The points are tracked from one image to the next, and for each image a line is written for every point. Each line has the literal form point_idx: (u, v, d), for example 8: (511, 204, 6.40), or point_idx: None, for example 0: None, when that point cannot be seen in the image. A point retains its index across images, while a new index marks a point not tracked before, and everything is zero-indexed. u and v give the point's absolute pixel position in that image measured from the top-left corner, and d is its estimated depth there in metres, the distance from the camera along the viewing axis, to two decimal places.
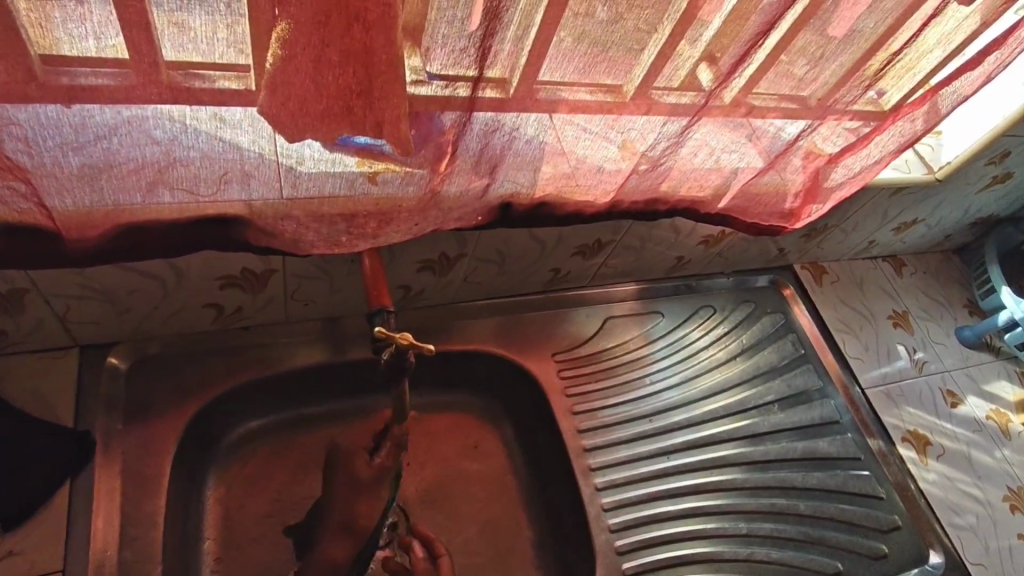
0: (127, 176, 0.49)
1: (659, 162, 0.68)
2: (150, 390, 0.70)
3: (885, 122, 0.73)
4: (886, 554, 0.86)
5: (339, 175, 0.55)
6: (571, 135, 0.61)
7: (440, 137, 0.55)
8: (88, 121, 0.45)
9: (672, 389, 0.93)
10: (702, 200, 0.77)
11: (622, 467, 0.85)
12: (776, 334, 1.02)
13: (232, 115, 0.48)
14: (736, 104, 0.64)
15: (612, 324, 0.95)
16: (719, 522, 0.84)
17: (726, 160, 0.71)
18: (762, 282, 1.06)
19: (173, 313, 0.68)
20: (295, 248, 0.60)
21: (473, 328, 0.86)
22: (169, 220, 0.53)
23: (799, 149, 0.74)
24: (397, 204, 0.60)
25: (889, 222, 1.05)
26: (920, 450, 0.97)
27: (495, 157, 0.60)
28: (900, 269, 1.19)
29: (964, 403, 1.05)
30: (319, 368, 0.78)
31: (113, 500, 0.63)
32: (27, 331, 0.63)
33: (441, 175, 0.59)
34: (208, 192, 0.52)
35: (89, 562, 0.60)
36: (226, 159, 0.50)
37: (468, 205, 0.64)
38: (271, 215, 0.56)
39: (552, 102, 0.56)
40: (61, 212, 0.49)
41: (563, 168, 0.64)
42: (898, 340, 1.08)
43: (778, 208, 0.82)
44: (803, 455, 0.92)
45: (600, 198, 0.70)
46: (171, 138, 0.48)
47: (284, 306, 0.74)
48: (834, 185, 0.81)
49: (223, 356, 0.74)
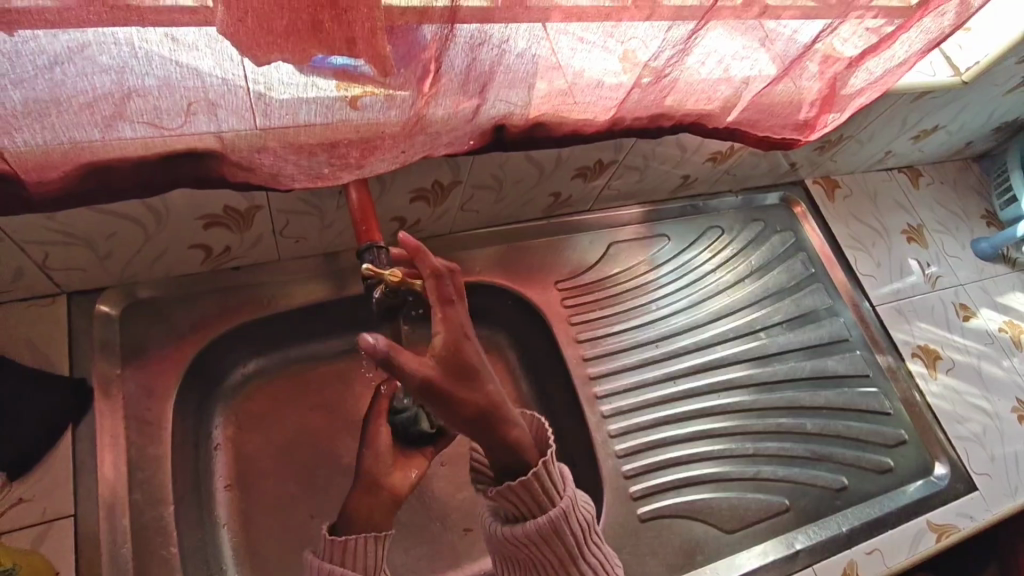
0: (80, 111, 0.44)
1: (663, 74, 0.63)
2: (144, 335, 0.68)
3: (911, 18, 0.66)
4: (892, 468, 0.87)
5: (314, 101, 0.51)
6: (565, 45, 0.55)
7: (423, 53, 0.50)
8: (25, 49, 0.40)
9: (678, 313, 0.91)
10: (710, 114, 0.72)
11: (628, 394, 0.84)
12: (785, 253, 0.99)
13: (185, 36, 0.43)
14: (748, 4, 0.58)
15: (617, 249, 0.92)
16: (726, 444, 0.84)
17: (737, 68, 0.66)
18: (771, 199, 1.02)
19: (158, 257, 0.65)
20: (275, 182, 0.57)
21: (470, 259, 0.83)
22: (135, 157, 0.49)
23: (816, 54, 0.68)
24: (379, 132, 0.55)
25: (908, 131, 1.00)
26: (930, 365, 0.96)
27: (484, 74, 0.55)
28: (916, 180, 1.14)
29: (977, 316, 1.03)
30: (316, 304, 0.77)
31: (118, 445, 0.62)
32: (7, 281, 0.60)
33: (426, 97, 0.54)
34: (172, 124, 0.48)
35: (101, 504, 0.60)
36: (186, 86, 0.46)
37: (458, 129, 0.60)
38: (245, 147, 0.52)
39: (544, 9, 0.50)
40: (14, 154, 0.45)
41: (558, 84, 0.59)
42: (911, 254, 1.05)
43: (791, 119, 0.77)
44: (811, 375, 0.92)
45: (600, 116, 0.65)
46: (120, 66, 0.43)
47: (273, 245, 0.71)
48: (852, 92, 0.75)
49: (216, 298, 0.72)
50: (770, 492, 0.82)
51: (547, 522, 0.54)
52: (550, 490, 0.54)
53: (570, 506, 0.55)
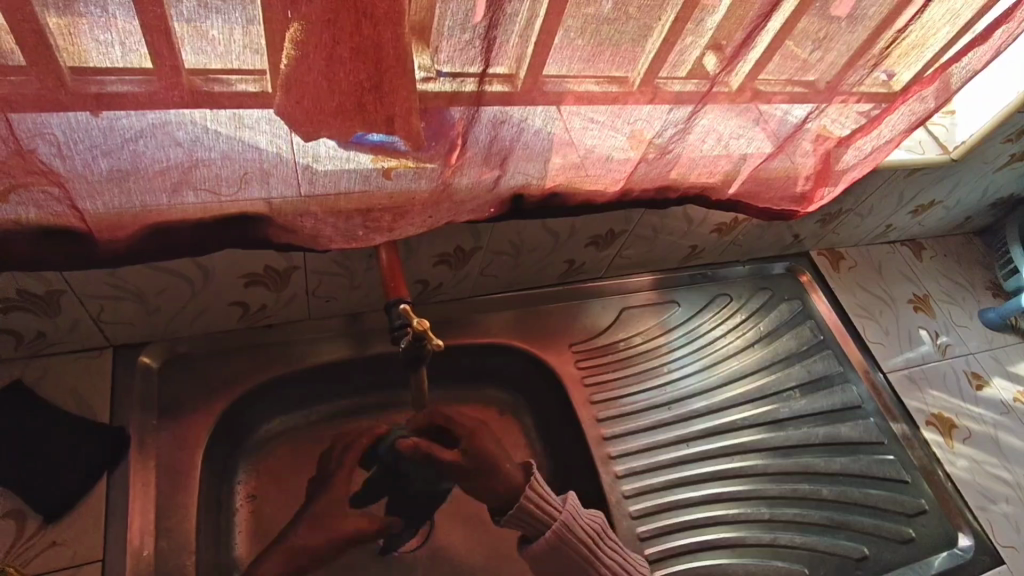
0: (153, 178, 0.51)
1: (667, 150, 0.69)
2: (180, 388, 0.72)
3: (895, 102, 0.73)
4: (914, 538, 0.85)
5: (353, 171, 0.57)
6: (578, 125, 0.62)
7: (451, 131, 0.56)
8: (116, 125, 0.47)
9: (690, 376, 0.93)
10: (713, 187, 0.78)
11: (642, 455, 0.86)
12: (794, 320, 1.02)
13: (250, 116, 0.50)
14: (742, 90, 0.65)
15: (629, 314, 0.95)
16: (742, 509, 0.84)
17: (735, 145, 0.72)
18: (778, 269, 1.06)
19: (200, 312, 0.71)
20: (314, 243, 0.63)
21: (487, 321, 0.87)
22: (194, 219, 0.56)
23: (809, 133, 0.74)
24: (410, 198, 0.62)
25: (906, 205, 1.05)
26: (945, 433, 0.96)
27: (504, 148, 0.61)
28: (920, 253, 1.18)
29: (990, 385, 1.03)
30: (341, 363, 0.80)
31: (148, 493, 0.65)
32: (63, 331, 0.66)
33: (451, 168, 0.60)
34: (229, 191, 0.55)
35: (128, 550, 0.62)
36: (246, 158, 0.52)
37: (479, 197, 0.66)
38: (290, 212, 0.59)
39: (559, 93, 0.57)
40: (93, 214, 0.52)
41: (572, 159, 0.66)
42: (920, 324, 1.07)
43: (789, 192, 0.83)
44: (826, 441, 0.92)
45: (610, 187, 0.71)
46: (193, 140, 0.50)
47: (305, 304, 0.77)
48: (845, 167, 0.81)
49: (249, 355, 0.76)
50: (787, 560, 0.81)
51: (552, 533, 0.59)
52: (547, 505, 0.60)
53: (570, 516, 0.61)
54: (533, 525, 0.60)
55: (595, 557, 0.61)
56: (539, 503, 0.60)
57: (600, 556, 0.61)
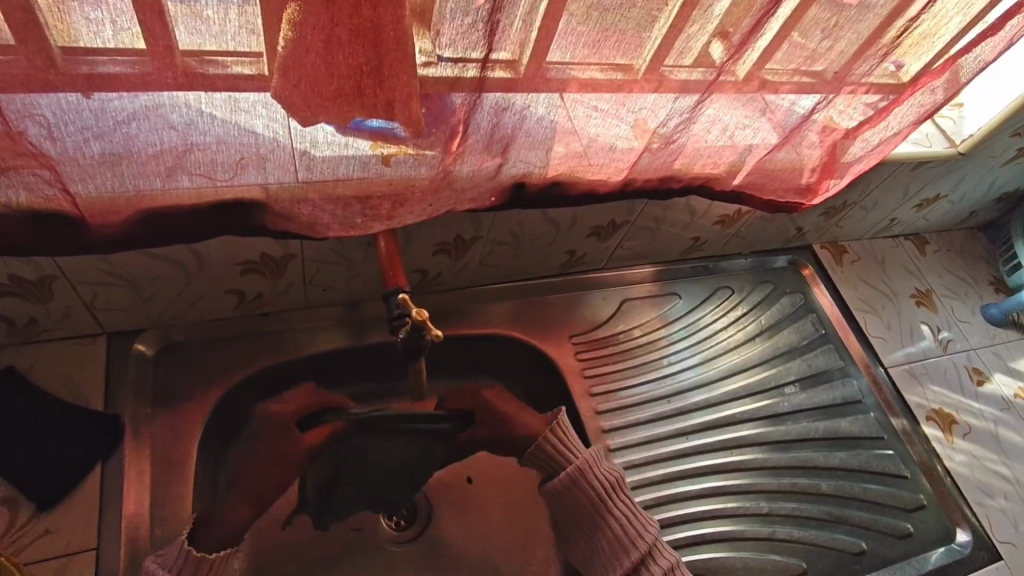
0: (147, 162, 0.50)
1: (671, 140, 0.67)
2: (175, 376, 0.72)
3: (904, 93, 0.72)
4: (911, 533, 0.85)
5: (352, 158, 0.56)
6: (581, 113, 0.60)
7: (452, 117, 0.55)
8: (108, 107, 0.45)
9: (690, 369, 0.93)
10: (717, 178, 0.76)
11: (641, 447, 0.85)
12: (795, 313, 1.01)
13: (246, 100, 0.48)
14: (749, 79, 0.63)
15: (630, 306, 0.95)
16: (740, 502, 0.84)
17: (740, 136, 0.71)
18: (780, 262, 1.05)
19: (195, 299, 0.70)
20: (311, 230, 0.61)
21: (486, 311, 0.86)
22: (189, 204, 0.54)
23: (816, 124, 0.73)
24: (409, 186, 0.61)
25: (910, 199, 1.04)
26: (945, 429, 0.95)
27: (506, 136, 0.60)
28: (923, 248, 1.17)
29: (991, 381, 1.03)
30: (339, 353, 0.79)
31: (143, 481, 0.65)
32: (55, 318, 0.65)
33: (452, 155, 0.59)
34: (224, 176, 0.54)
35: (122, 539, 0.61)
36: (241, 143, 0.51)
37: (480, 186, 0.64)
38: (287, 199, 0.57)
39: (562, 80, 0.56)
40: (84, 198, 0.50)
41: (574, 148, 0.64)
42: (922, 319, 1.06)
43: (794, 184, 0.81)
44: (825, 435, 0.91)
45: (613, 177, 0.70)
46: (187, 123, 0.48)
47: (302, 293, 0.76)
48: (851, 159, 0.80)
49: (245, 344, 0.76)
50: (784, 554, 0.81)
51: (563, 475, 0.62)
52: (565, 450, 0.64)
53: (584, 461, 0.62)
54: (550, 466, 0.65)
55: (605, 509, 0.61)
56: (557, 447, 0.65)
57: (609, 509, 0.60)
